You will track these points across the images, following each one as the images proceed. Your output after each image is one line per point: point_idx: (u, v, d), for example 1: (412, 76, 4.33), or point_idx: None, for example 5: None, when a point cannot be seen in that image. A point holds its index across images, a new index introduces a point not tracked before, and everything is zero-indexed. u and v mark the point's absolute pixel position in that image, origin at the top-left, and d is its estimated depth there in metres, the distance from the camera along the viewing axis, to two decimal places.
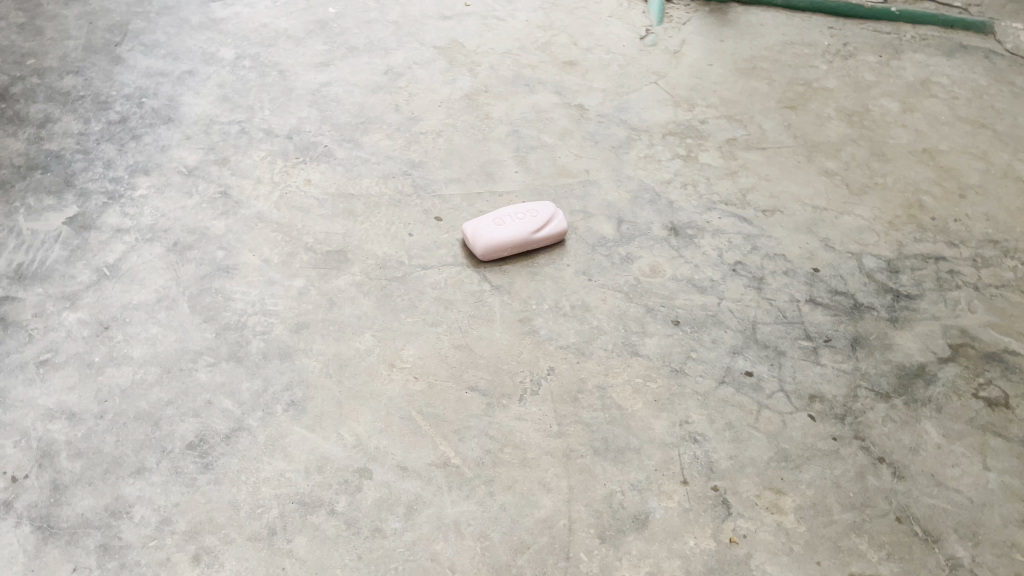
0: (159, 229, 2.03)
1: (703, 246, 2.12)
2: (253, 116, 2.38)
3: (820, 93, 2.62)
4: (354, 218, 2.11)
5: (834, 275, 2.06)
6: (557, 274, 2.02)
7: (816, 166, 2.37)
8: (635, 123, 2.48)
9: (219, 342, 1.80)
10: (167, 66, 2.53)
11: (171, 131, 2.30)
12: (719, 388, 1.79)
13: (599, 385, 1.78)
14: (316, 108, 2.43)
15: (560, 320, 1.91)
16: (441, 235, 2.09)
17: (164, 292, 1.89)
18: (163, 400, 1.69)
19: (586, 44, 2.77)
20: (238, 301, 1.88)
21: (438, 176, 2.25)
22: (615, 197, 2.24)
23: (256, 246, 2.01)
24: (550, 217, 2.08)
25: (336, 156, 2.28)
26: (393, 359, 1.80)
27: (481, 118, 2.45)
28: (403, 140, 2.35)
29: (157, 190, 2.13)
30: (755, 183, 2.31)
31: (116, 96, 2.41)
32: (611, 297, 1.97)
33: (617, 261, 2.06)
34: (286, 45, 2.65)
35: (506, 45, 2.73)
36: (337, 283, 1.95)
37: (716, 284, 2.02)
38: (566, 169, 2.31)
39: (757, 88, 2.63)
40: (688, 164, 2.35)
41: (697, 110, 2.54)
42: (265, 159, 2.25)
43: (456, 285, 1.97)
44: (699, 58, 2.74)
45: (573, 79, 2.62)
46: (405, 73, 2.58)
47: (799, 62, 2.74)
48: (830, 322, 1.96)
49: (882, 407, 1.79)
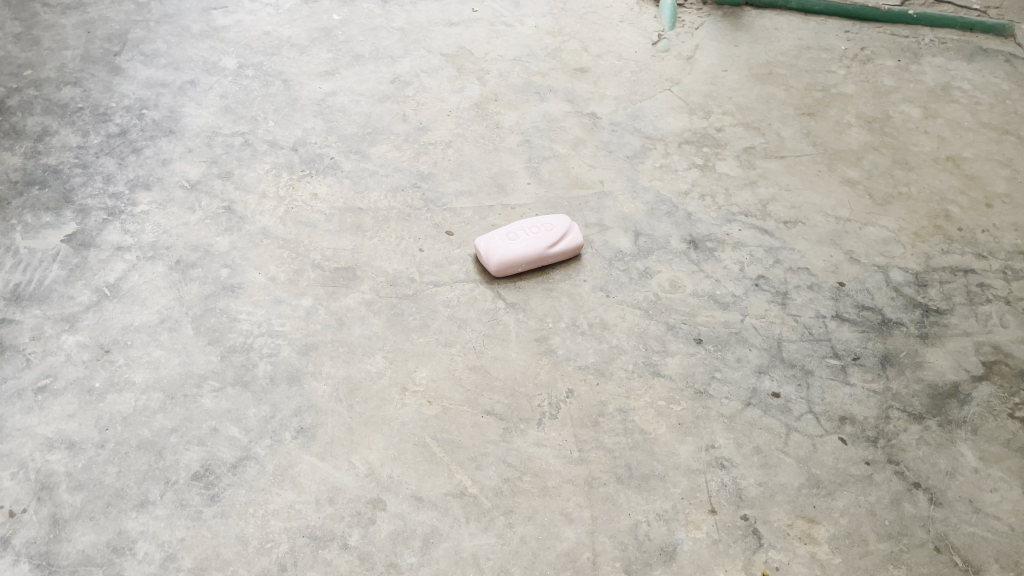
0: (161, 247, 1.96)
1: (724, 259, 2.05)
2: (256, 128, 2.31)
3: (839, 99, 2.55)
4: (363, 234, 2.04)
5: (860, 289, 1.99)
6: (573, 290, 1.95)
7: (837, 175, 2.30)
8: (649, 131, 2.41)
9: (224, 366, 1.73)
10: (168, 76, 2.46)
11: (173, 144, 2.23)
12: (745, 410, 1.72)
13: (621, 408, 1.71)
14: (321, 118, 2.36)
15: (578, 339, 1.84)
16: (453, 250, 2.02)
17: (167, 313, 1.82)
18: (167, 428, 1.62)
19: (597, 49, 2.70)
20: (243, 321, 1.81)
21: (449, 188, 2.18)
22: (632, 209, 2.16)
23: (262, 263, 1.94)
24: (565, 231, 2.01)
25: (343, 168, 2.21)
26: (405, 382, 1.73)
27: (492, 128, 2.38)
28: (412, 151, 2.28)
29: (158, 206, 2.06)
30: (776, 193, 2.24)
31: (115, 107, 2.34)
32: (630, 314, 1.90)
33: (636, 276, 1.99)
34: (289, 53, 2.58)
35: (515, 52, 2.66)
36: (346, 301, 1.87)
37: (738, 299, 1.95)
38: (580, 180, 2.24)
39: (774, 95, 2.56)
40: (705, 174, 2.28)
41: (713, 117, 2.47)
42: (270, 172, 2.18)
43: (469, 303, 1.90)
44: (713, 63, 2.67)
45: (585, 86, 2.55)
46: (413, 82, 2.51)
47: (817, 67, 2.67)
48: (858, 339, 1.88)
49: (916, 429, 1.72)
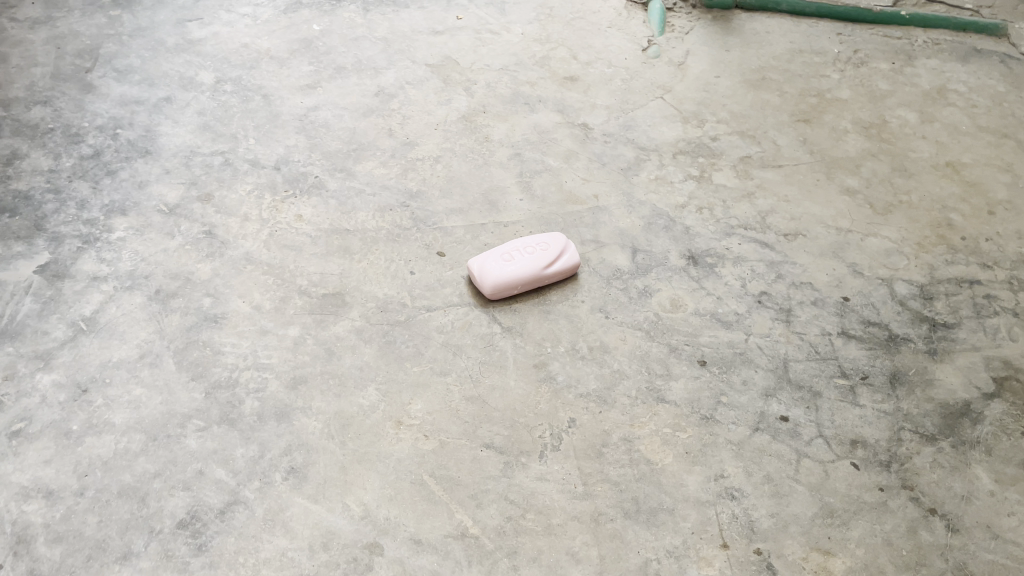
0: (139, 276, 1.87)
1: (725, 276, 1.98)
2: (236, 146, 2.22)
3: (835, 104, 2.50)
4: (351, 256, 1.96)
5: (865, 304, 1.94)
6: (571, 311, 1.88)
7: (836, 184, 2.24)
8: (642, 141, 2.34)
9: (209, 403, 1.65)
10: (143, 93, 2.36)
11: (149, 165, 2.14)
12: (754, 437, 1.66)
13: (625, 438, 1.64)
14: (304, 134, 2.28)
15: (579, 364, 1.77)
16: (445, 272, 1.94)
17: (147, 348, 1.73)
18: (150, 472, 1.54)
19: (586, 57, 2.63)
20: (228, 354, 1.73)
21: (439, 206, 2.10)
22: (628, 224, 2.10)
23: (246, 291, 1.86)
24: (561, 250, 1.94)
25: (328, 187, 2.13)
26: (399, 415, 1.66)
27: (481, 141, 2.31)
28: (399, 167, 2.20)
29: (135, 232, 1.97)
30: (775, 205, 2.18)
31: (88, 127, 2.24)
32: (631, 336, 1.83)
33: (635, 295, 1.93)
34: (269, 66, 2.49)
35: (502, 61, 2.59)
36: (335, 330, 1.80)
37: (742, 317, 1.89)
38: (574, 195, 2.17)
39: (768, 101, 2.50)
40: (702, 186, 2.22)
41: (707, 125, 2.41)
42: (252, 193, 2.09)
43: (464, 328, 1.83)
44: (705, 69, 2.61)
45: (575, 96, 2.48)
46: (398, 95, 2.43)
47: (810, 72, 2.62)
48: (865, 356, 1.83)
49: (929, 451, 1.67)
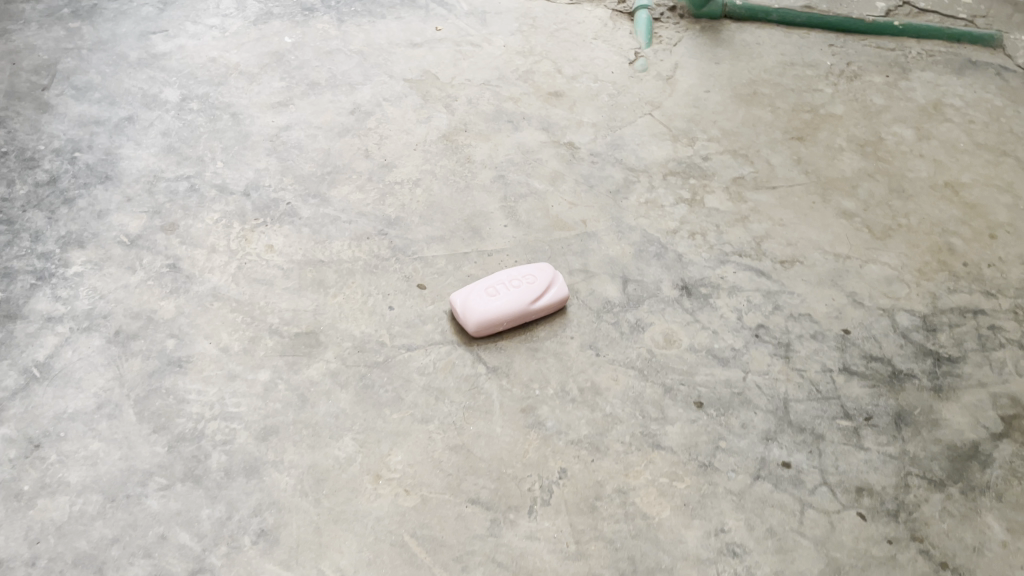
0: (97, 316, 1.75)
1: (720, 307, 1.89)
2: (203, 170, 2.10)
3: (829, 120, 2.41)
4: (325, 291, 1.84)
5: (866, 337, 1.85)
6: (560, 348, 1.78)
7: (833, 206, 2.15)
8: (631, 161, 2.24)
9: (172, 459, 1.53)
10: (103, 112, 2.23)
11: (109, 192, 2.01)
12: (755, 486, 1.57)
13: (619, 489, 1.55)
14: (275, 157, 2.15)
15: (568, 408, 1.67)
16: (426, 306, 1.83)
17: (106, 397, 1.62)
18: (107, 538, 1.44)
19: (571, 70, 2.53)
20: (193, 403, 1.61)
21: (419, 234, 1.99)
22: (618, 252, 2.00)
23: (212, 331, 1.74)
24: (549, 283, 1.83)
25: (301, 215, 2.01)
26: (378, 468, 1.55)
27: (462, 162, 2.20)
28: (376, 192, 2.09)
29: (94, 266, 1.85)
30: (770, 229, 2.08)
31: (44, 150, 2.11)
32: (623, 376, 1.73)
33: (627, 330, 1.83)
34: (238, 82, 2.37)
35: (483, 75, 2.48)
36: (309, 373, 1.68)
37: (739, 354, 1.79)
38: (560, 221, 2.07)
39: (760, 117, 2.41)
40: (694, 209, 2.12)
41: (698, 144, 2.31)
42: (219, 222, 1.97)
43: (446, 369, 1.72)
44: (694, 84, 2.51)
45: (560, 113, 2.38)
46: (374, 112, 2.31)
47: (802, 86, 2.52)
48: (868, 395, 1.74)
49: (938, 498, 1.58)
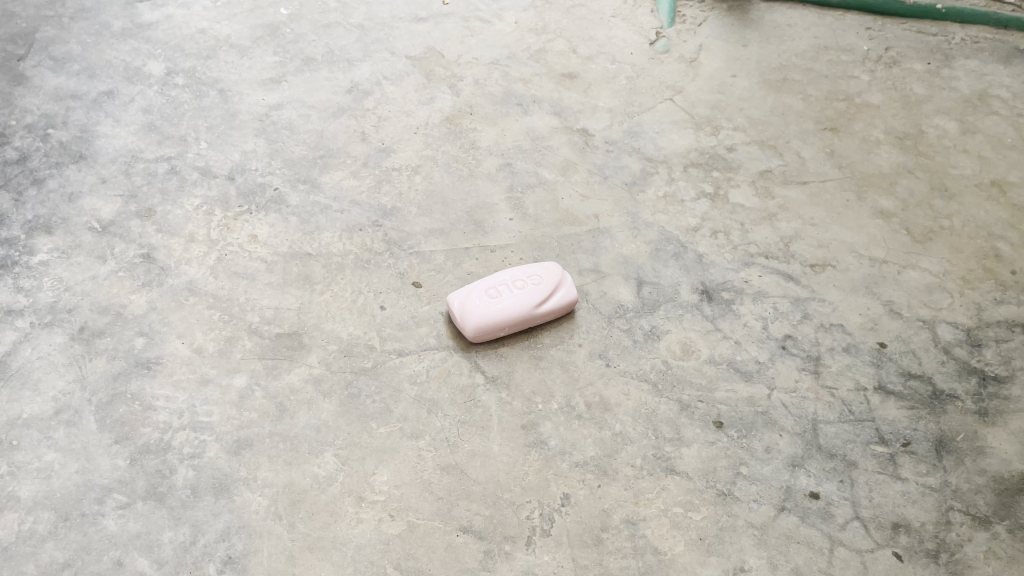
0: (60, 310, 1.60)
1: (744, 315, 1.72)
2: (185, 151, 1.94)
3: (865, 111, 2.22)
4: (311, 287, 1.69)
5: (904, 351, 1.68)
6: (566, 358, 1.61)
7: (868, 205, 1.98)
8: (649, 151, 2.07)
9: (134, 474, 1.39)
10: (81, 85, 2.07)
11: (83, 173, 1.86)
12: (779, 519, 1.42)
13: (628, 520, 1.40)
14: (264, 138, 1.99)
15: (574, 425, 1.51)
16: (420, 307, 1.67)
17: (64, 402, 1.47)
18: (58, 562, 1.30)
19: (587, 50, 2.35)
20: (160, 411, 1.46)
21: (416, 227, 1.83)
22: (632, 251, 1.83)
23: (186, 329, 1.59)
24: (556, 284, 1.67)
25: (289, 202, 1.85)
26: (361, 489, 1.40)
27: (466, 149, 2.03)
28: (372, 178, 1.92)
29: (61, 254, 1.69)
30: (799, 229, 1.91)
31: (15, 126, 1.95)
32: (635, 390, 1.57)
33: (640, 338, 1.66)
34: (228, 56, 2.20)
35: (492, 54, 2.30)
36: (289, 380, 1.53)
37: (764, 368, 1.63)
38: (571, 215, 1.90)
39: (790, 105, 2.23)
40: (717, 205, 1.95)
41: (723, 133, 2.13)
42: (200, 208, 1.81)
43: (441, 378, 1.56)
44: (719, 67, 2.33)
45: (574, 96, 2.20)
46: (373, 92, 2.15)
47: (837, 72, 2.34)
48: (906, 418, 1.58)
49: (983, 537, 1.43)
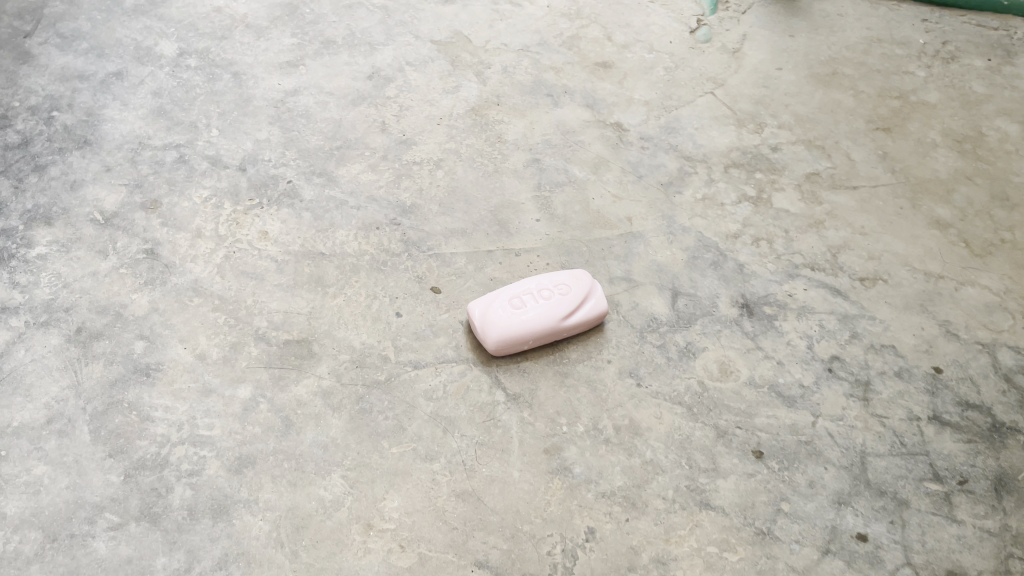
0: (57, 308, 1.50)
1: (787, 332, 1.60)
2: (195, 138, 1.83)
3: (921, 110, 2.07)
4: (323, 290, 1.58)
5: (961, 377, 1.55)
6: (594, 375, 1.50)
7: (923, 214, 1.83)
8: (687, 149, 1.94)
9: (127, 491, 1.29)
10: (89, 65, 1.97)
11: (87, 160, 1.76)
12: (822, 563, 1.30)
13: (658, 558, 1.29)
14: (278, 126, 1.88)
15: (601, 451, 1.40)
16: (439, 315, 1.56)
17: (57, 410, 1.37)
18: None
19: (623, 38, 2.21)
20: (158, 423, 1.37)
21: (436, 227, 1.72)
22: (668, 258, 1.71)
23: (189, 333, 1.49)
24: (585, 294, 1.55)
25: (303, 196, 1.74)
26: (370, 515, 1.30)
27: (492, 142, 1.91)
28: (391, 173, 1.81)
29: (60, 248, 1.60)
30: (848, 239, 1.78)
31: (18, 108, 1.85)
32: (668, 414, 1.46)
33: (675, 355, 1.54)
34: (244, 37, 2.09)
35: (522, 40, 2.17)
36: (296, 392, 1.43)
37: (808, 393, 1.51)
38: (602, 217, 1.78)
39: (840, 102, 2.08)
40: (759, 210, 1.82)
41: (767, 131, 1.99)
42: (209, 201, 1.71)
43: (459, 394, 1.45)
44: (764, 59, 2.18)
45: (608, 87, 2.07)
46: (395, 78, 2.03)
47: (890, 67, 2.18)
48: (962, 452, 1.45)
49: None
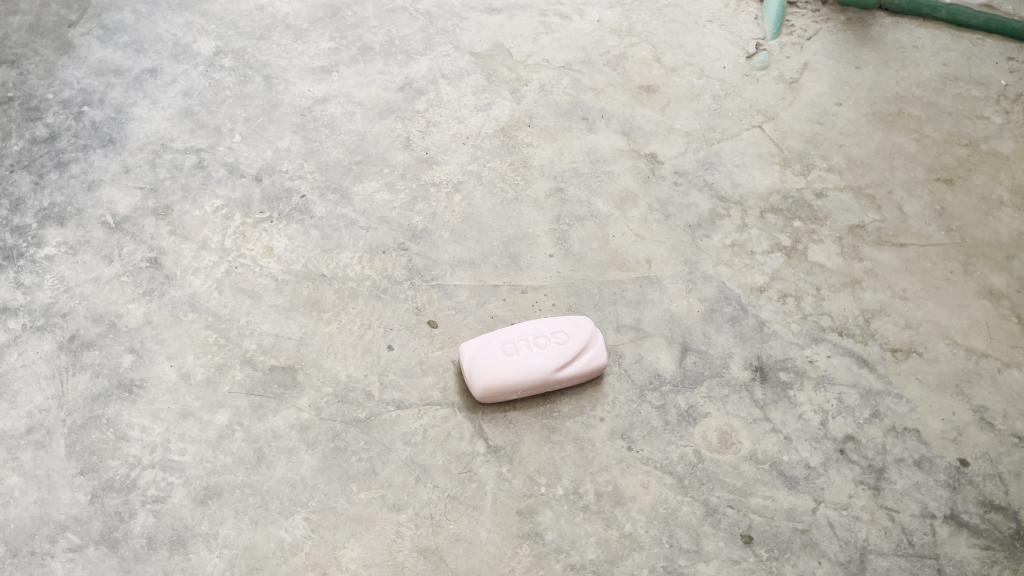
0: (55, 313, 1.52)
1: (801, 404, 1.48)
2: (217, 143, 1.82)
3: (991, 161, 1.90)
4: (318, 315, 1.54)
5: (989, 473, 1.41)
6: (584, 432, 1.42)
7: (975, 281, 1.68)
8: (723, 188, 1.82)
9: (92, 513, 1.29)
10: (126, 60, 1.97)
11: (108, 160, 1.77)
12: None
13: None
14: (301, 136, 1.85)
15: (577, 519, 1.33)
16: (431, 352, 1.51)
17: (38, 420, 1.39)
18: None
19: (673, 60, 2.09)
20: (132, 443, 1.36)
21: (444, 255, 1.66)
22: (683, 308, 1.60)
23: (177, 350, 1.48)
24: (584, 345, 1.47)
25: (314, 212, 1.71)
26: (327, 563, 1.27)
27: (516, 167, 1.83)
28: (407, 193, 1.76)
29: (68, 250, 1.61)
30: (886, 303, 1.64)
31: (51, 101, 1.87)
32: (656, 484, 1.37)
33: (674, 419, 1.45)
34: (282, 38, 2.06)
35: (566, 57, 2.08)
36: (273, 423, 1.40)
37: (813, 475, 1.40)
38: (620, 257, 1.68)
39: (901, 146, 1.92)
40: (792, 263, 1.69)
41: (814, 173, 1.86)
42: (220, 210, 1.69)
43: (438, 441, 1.39)
44: (823, 93, 2.03)
45: (649, 114, 1.96)
46: (427, 91, 1.97)
47: (963, 109, 2.00)
48: (976, 560, 1.33)
49: None
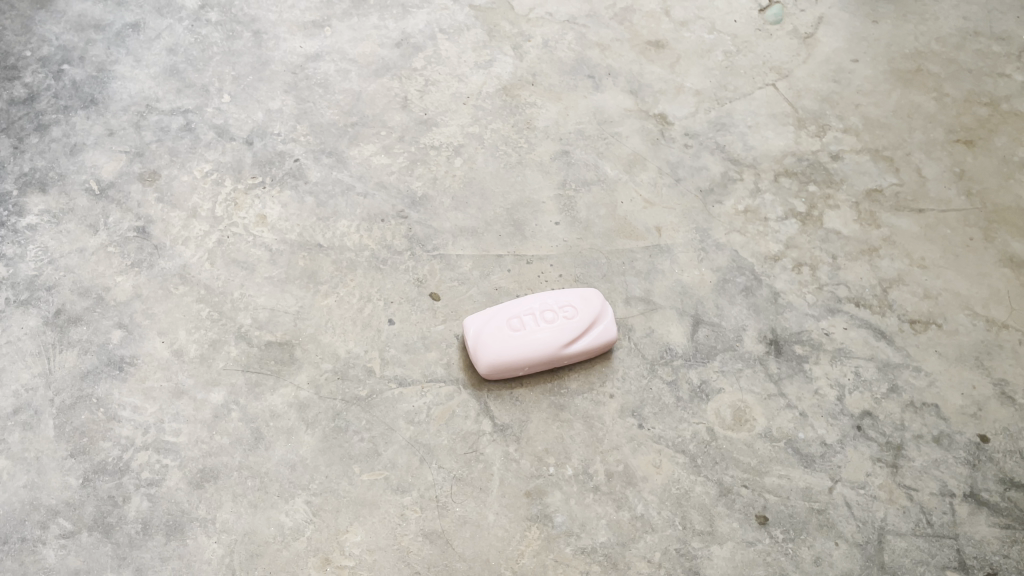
0: (40, 286, 1.45)
1: (817, 378, 1.43)
2: (205, 104, 1.73)
3: (1012, 121, 1.82)
4: (314, 287, 1.48)
5: (1009, 450, 1.37)
6: (593, 409, 1.37)
7: (996, 248, 1.62)
8: (736, 151, 1.74)
9: (84, 497, 1.25)
10: (106, 14, 1.87)
11: (91, 122, 1.68)
12: None
13: None
14: (294, 95, 1.76)
15: (588, 500, 1.29)
16: (434, 326, 1.45)
17: (25, 400, 1.33)
18: None
19: (682, 13, 2.00)
20: (124, 424, 1.31)
21: (445, 223, 1.59)
22: (695, 278, 1.54)
23: (169, 325, 1.41)
24: (593, 320, 1.41)
25: (309, 177, 1.63)
26: (329, 549, 1.23)
27: (520, 129, 1.75)
28: (406, 157, 1.68)
29: (51, 219, 1.53)
30: (904, 272, 1.58)
31: (29, 58, 1.77)
32: (669, 463, 1.33)
33: (686, 395, 1.40)
34: None
35: (571, 10, 1.98)
36: (271, 402, 1.34)
37: (829, 453, 1.36)
38: (628, 224, 1.62)
39: (920, 105, 1.84)
40: (807, 230, 1.63)
41: (829, 135, 1.78)
42: (209, 176, 1.61)
43: (443, 420, 1.34)
44: (840, 48, 1.94)
45: (658, 71, 1.87)
46: (425, 46, 1.87)
47: (985, 66, 1.92)
48: (996, 539, 1.30)
49: None
